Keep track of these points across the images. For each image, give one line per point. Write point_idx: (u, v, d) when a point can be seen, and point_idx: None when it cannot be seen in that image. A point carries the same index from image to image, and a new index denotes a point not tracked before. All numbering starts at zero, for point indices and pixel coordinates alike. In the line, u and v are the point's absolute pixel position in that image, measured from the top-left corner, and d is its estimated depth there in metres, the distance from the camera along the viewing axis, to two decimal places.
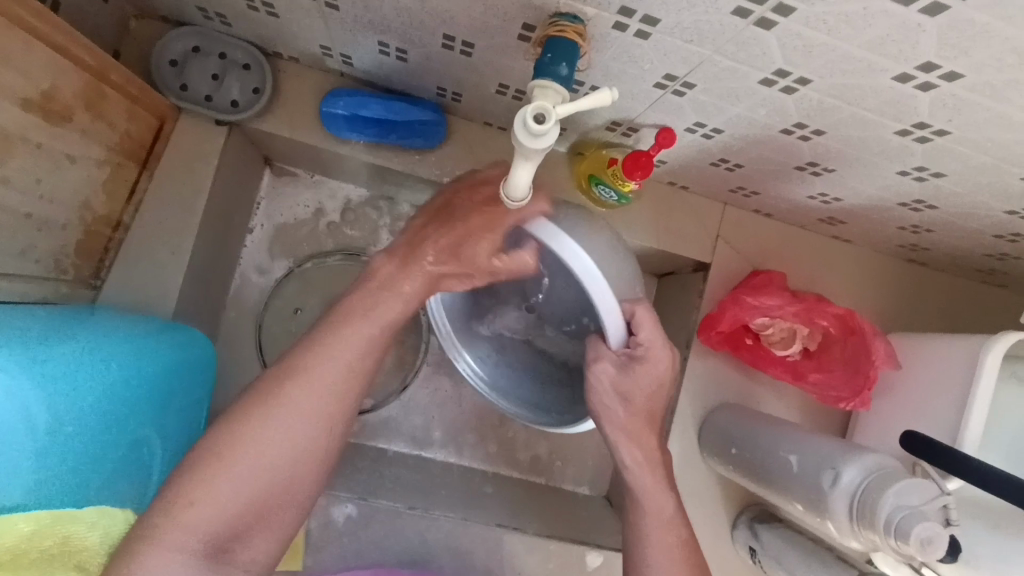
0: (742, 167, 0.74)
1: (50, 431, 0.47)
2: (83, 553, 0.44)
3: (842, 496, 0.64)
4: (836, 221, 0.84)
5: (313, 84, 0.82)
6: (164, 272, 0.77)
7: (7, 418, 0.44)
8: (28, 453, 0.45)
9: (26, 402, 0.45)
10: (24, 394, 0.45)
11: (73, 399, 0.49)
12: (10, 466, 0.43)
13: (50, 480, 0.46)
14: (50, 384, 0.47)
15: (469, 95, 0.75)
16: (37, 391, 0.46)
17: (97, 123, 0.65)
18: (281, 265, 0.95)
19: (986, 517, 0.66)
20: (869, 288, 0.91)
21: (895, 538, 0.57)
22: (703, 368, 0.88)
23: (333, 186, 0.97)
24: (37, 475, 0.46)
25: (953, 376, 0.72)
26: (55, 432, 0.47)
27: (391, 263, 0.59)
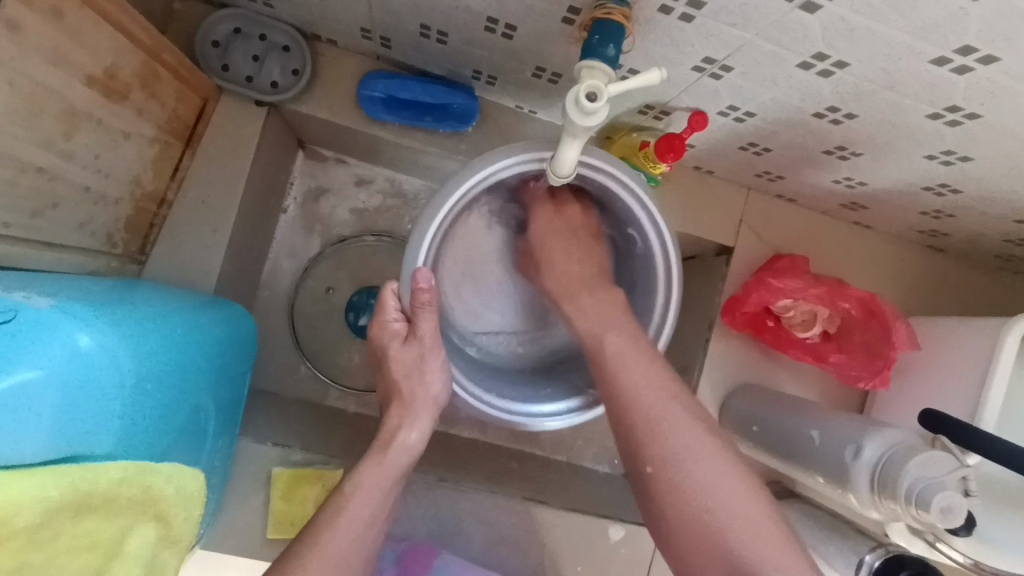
0: (771, 152, 0.76)
1: (132, 387, 0.49)
2: (160, 502, 0.45)
3: (864, 469, 0.66)
4: (858, 206, 0.85)
5: (351, 67, 0.84)
6: (206, 247, 0.80)
7: (99, 373, 0.46)
8: (114, 409, 0.47)
9: (115, 359, 0.47)
10: (114, 353, 0.47)
11: (150, 360, 0.51)
12: (98, 420, 0.46)
13: (130, 436, 0.49)
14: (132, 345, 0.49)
15: (505, 78, 0.77)
16: (123, 351, 0.48)
17: (150, 101, 0.67)
18: (313, 246, 0.98)
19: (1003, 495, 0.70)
20: (887, 274, 0.93)
21: (916, 508, 0.59)
22: (725, 349, 0.90)
23: (364, 168, 0.99)
24: (120, 430, 0.48)
25: (973, 357, 0.74)
26: (135, 389, 0.49)
27: (405, 351, 0.69)
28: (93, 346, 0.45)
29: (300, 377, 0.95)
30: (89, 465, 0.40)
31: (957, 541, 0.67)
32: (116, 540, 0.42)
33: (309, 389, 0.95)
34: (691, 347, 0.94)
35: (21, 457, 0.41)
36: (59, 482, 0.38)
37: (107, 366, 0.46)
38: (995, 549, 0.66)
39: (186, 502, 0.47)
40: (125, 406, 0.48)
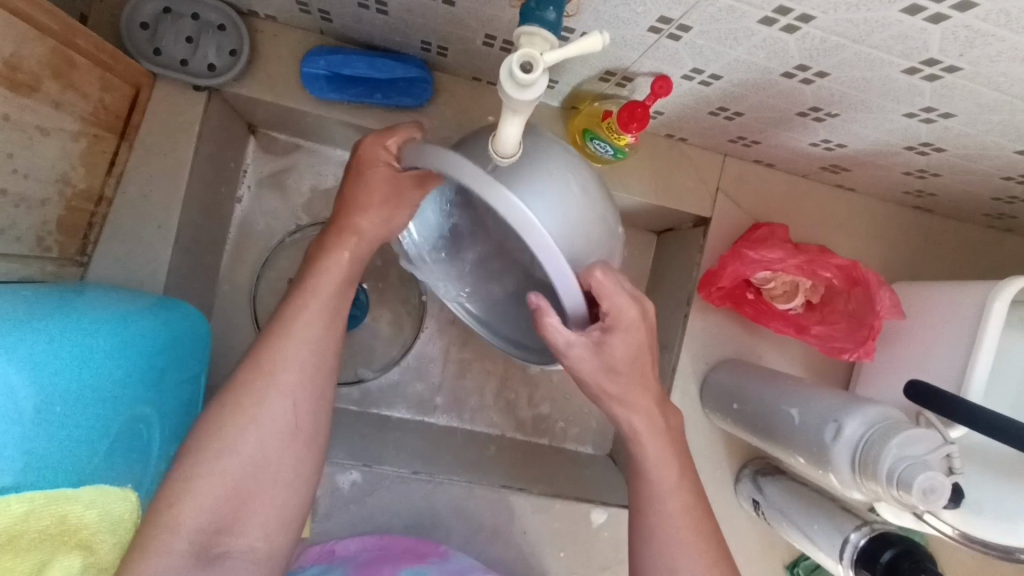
0: (743, 116, 0.71)
1: (38, 410, 0.45)
2: (81, 532, 0.42)
3: (844, 449, 0.62)
4: (839, 168, 0.81)
5: (292, 45, 0.78)
6: (151, 246, 0.76)
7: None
8: (17, 436, 0.44)
9: (9, 383, 0.43)
10: (7, 376, 0.43)
11: (63, 378, 0.48)
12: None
13: (43, 461, 0.45)
14: (35, 366, 0.45)
15: (456, 49, 0.72)
16: (20, 371, 0.44)
17: (68, 92, 0.62)
18: (273, 236, 0.94)
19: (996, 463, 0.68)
20: (873, 236, 0.89)
21: (897, 489, 0.56)
22: (704, 324, 0.87)
23: (322, 151, 0.94)
24: (25, 455, 0.44)
25: (958, 323, 0.71)
26: (44, 411, 0.46)
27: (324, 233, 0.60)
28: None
29: None
30: None
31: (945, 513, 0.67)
32: None
33: None
34: (671, 323, 0.91)
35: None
36: None
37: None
38: (986, 521, 0.64)
39: (115, 527, 0.44)
40: (32, 431, 0.45)
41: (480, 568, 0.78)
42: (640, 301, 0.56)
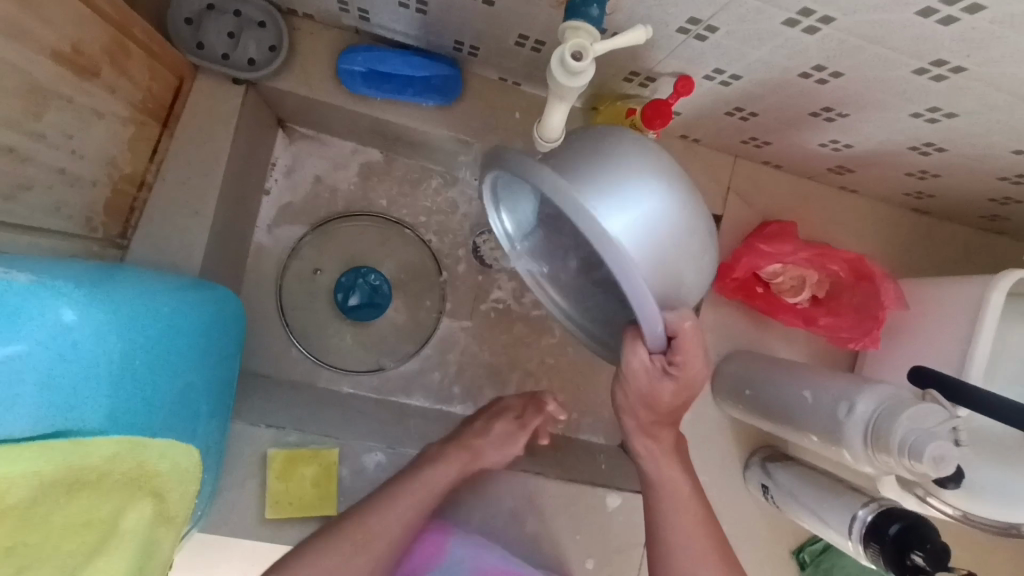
0: (757, 116, 0.76)
1: (120, 358, 0.48)
2: (156, 478, 0.45)
3: (855, 425, 0.66)
4: (844, 169, 0.86)
5: (329, 42, 0.82)
6: (187, 230, 0.78)
7: (81, 348, 0.45)
8: (103, 382, 0.47)
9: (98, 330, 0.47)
10: (94, 326, 0.46)
11: (134, 335, 0.50)
12: (84, 391, 0.45)
13: (123, 407, 0.48)
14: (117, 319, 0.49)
15: (487, 48, 0.76)
16: (105, 324, 0.48)
17: (122, 79, 0.65)
18: (299, 227, 0.97)
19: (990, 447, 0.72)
20: (875, 236, 0.94)
21: (908, 459, 0.60)
22: (715, 316, 0.91)
23: (348, 147, 0.98)
24: (110, 401, 0.47)
25: (959, 313, 0.75)
26: (124, 361, 0.49)
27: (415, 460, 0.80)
28: (73, 319, 0.45)
29: (292, 359, 0.95)
30: (80, 441, 0.39)
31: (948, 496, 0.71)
32: (113, 517, 0.42)
33: (301, 370, 0.95)
34: None
35: (8, 435, 0.40)
36: (51, 458, 0.38)
37: (86, 339, 0.46)
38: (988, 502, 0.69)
39: (183, 478, 0.47)
40: (115, 379, 0.48)
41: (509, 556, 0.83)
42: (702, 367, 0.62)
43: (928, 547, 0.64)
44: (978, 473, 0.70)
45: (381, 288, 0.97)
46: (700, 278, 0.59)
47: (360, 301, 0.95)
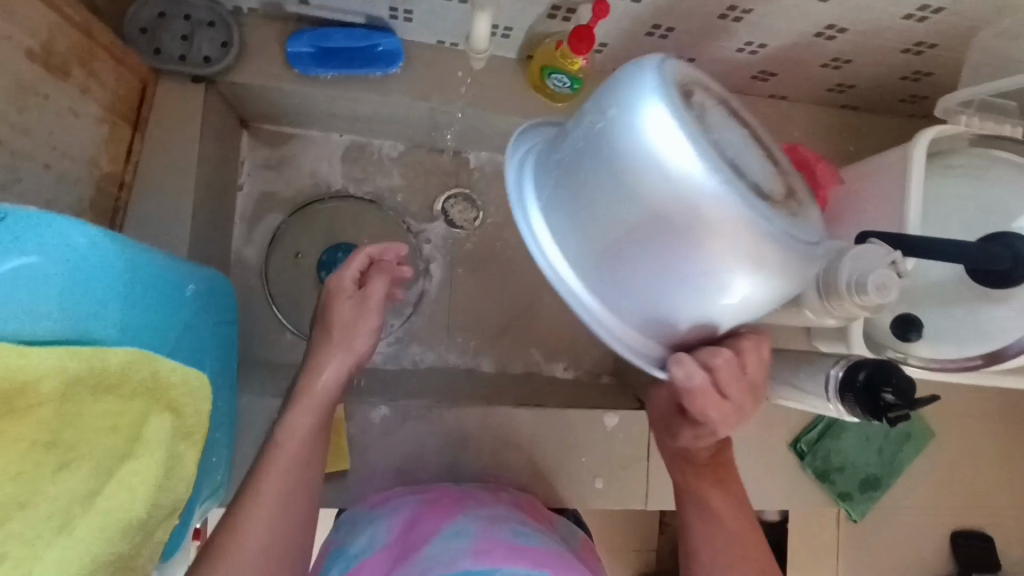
0: (675, 31, 0.83)
1: (129, 292, 0.52)
2: (172, 390, 0.49)
3: (808, 282, 0.71)
4: (767, 74, 0.93)
5: (275, 32, 0.88)
6: (171, 223, 0.83)
7: (99, 270, 0.50)
8: (114, 305, 0.51)
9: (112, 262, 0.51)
10: (111, 257, 0.51)
11: (142, 273, 0.55)
12: (98, 309, 0.49)
13: (132, 334, 0.53)
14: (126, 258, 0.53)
15: (421, 10, 0.83)
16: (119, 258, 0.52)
17: (90, 80, 0.71)
18: (277, 217, 1.02)
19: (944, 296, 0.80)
20: (811, 136, 1.01)
21: (857, 294, 0.65)
22: None
23: (311, 136, 1.04)
24: (121, 325, 0.52)
25: (890, 178, 0.82)
26: (133, 296, 0.53)
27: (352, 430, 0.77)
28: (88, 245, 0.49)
29: (288, 341, 1.00)
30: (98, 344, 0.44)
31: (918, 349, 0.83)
32: (136, 424, 0.47)
33: (298, 351, 1.00)
34: None
35: (35, 333, 0.45)
36: (73, 356, 0.42)
37: (99, 261, 0.50)
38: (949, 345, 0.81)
39: (198, 396, 0.51)
40: (124, 307, 0.52)
41: (521, 523, 0.73)
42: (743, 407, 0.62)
43: (892, 385, 0.69)
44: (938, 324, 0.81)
45: None
46: (753, 309, 0.57)
47: None
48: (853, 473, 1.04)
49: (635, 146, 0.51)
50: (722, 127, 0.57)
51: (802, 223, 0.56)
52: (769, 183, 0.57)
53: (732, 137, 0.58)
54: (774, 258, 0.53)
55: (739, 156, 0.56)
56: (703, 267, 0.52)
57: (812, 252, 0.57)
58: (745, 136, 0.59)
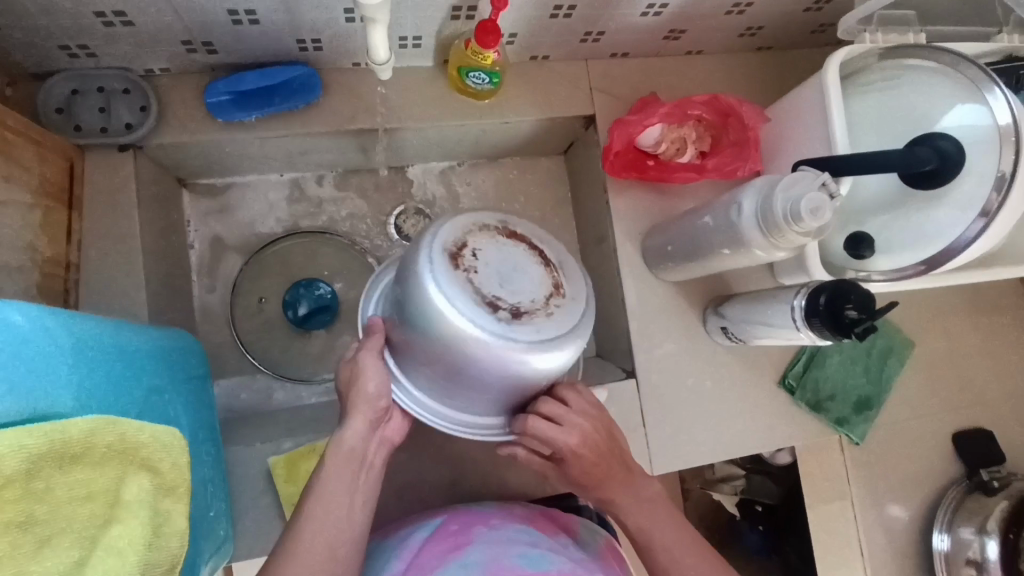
0: (576, 8, 0.86)
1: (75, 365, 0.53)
2: (142, 450, 0.49)
3: (749, 221, 0.73)
4: (677, 32, 0.96)
5: (192, 86, 0.89)
6: (126, 294, 0.83)
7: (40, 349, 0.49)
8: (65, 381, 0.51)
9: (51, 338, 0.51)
10: (49, 334, 0.51)
11: (84, 345, 0.55)
12: (51, 387, 0.49)
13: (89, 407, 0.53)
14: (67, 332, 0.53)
15: (329, 37, 0.84)
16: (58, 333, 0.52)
17: (13, 166, 0.71)
18: (235, 268, 1.02)
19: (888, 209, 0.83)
20: (734, 83, 1.03)
21: (795, 222, 0.67)
22: (624, 202, 1.00)
23: (253, 182, 1.04)
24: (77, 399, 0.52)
25: (811, 107, 0.85)
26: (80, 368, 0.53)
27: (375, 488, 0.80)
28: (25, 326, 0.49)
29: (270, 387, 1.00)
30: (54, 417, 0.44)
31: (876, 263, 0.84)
32: (112, 487, 0.47)
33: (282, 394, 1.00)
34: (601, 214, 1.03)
35: None
36: (31, 435, 0.42)
37: (39, 339, 0.50)
38: (901, 254, 0.83)
39: (170, 449, 0.51)
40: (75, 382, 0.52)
41: (531, 546, 0.73)
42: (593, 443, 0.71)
43: (855, 299, 0.73)
44: (889, 234, 0.83)
45: (327, 297, 1.00)
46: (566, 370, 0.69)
47: (308, 309, 0.99)
48: (844, 399, 1.04)
49: (415, 314, 0.65)
50: (488, 250, 0.66)
51: (549, 326, 0.64)
52: (528, 298, 0.65)
53: (515, 252, 0.67)
54: (537, 352, 0.64)
55: (510, 278, 0.65)
56: (496, 386, 0.69)
57: (576, 343, 0.67)
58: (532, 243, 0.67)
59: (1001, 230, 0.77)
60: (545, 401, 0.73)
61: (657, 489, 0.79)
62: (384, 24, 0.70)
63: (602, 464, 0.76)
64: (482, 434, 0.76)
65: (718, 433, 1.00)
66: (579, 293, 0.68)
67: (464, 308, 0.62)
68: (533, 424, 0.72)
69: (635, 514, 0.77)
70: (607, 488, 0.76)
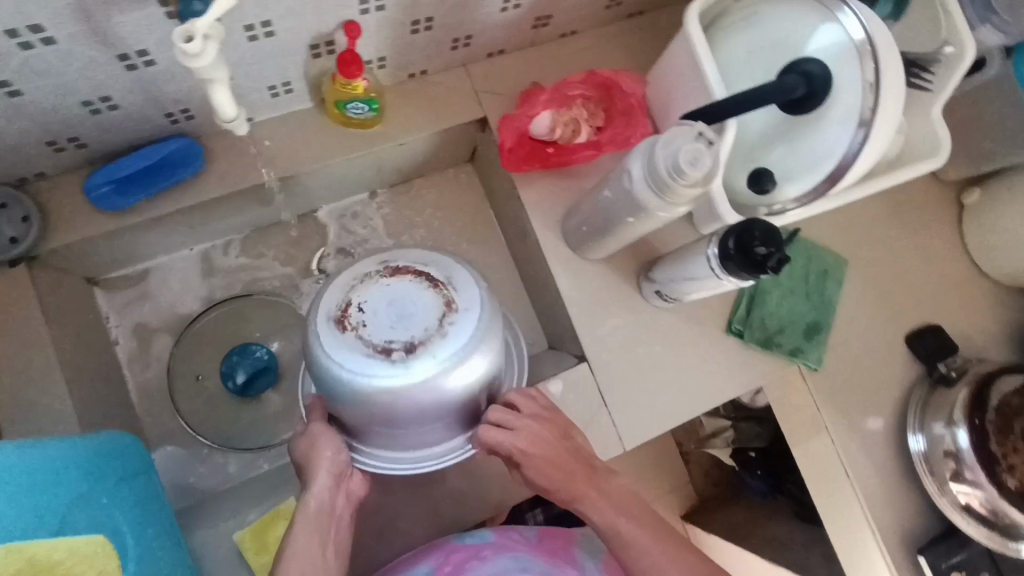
0: (434, 18, 0.86)
1: None
2: (58, 567, 0.52)
3: (640, 184, 0.75)
4: (544, 18, 0.97)
5: (72, 183, 0.86)
6: (52, 410, 0.80)
7: None
8: None
9: None
10: None
11: None
12: None
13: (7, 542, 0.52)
14: None
15: (196, 102, 0.83)
16: None
17: None
18: (169, 353, 0.99)
19: (777, 138, 0.85)
20: (614, 54, 1.05)
21: (679, 176, 0.69)
22: (536, 193, 1.00)
23: (166, 263, 1.02)
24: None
25: (684, 59, 0.87)
26: None
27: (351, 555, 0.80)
28: None
29: (232, 464, 0.98)
30: None
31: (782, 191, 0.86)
32: None
33: (246, 468, 0.98)
34: (518, 211, 1.04)
35: None
36: None
37: None
38: (801, 176, 0.84)
39: None
40: None
41: None
42: (541, 426, 0.83)
43: (761, 234, 0.74)
44: (783, 161, 0.85)
45: (266, 360, 0.99)
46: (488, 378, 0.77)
47: (247, 375, 0.97)
48: (794, 328, 1.06)
49: (332, 386, 0.72)
50: (369, 298, 0.72)
51: (446, 345, 0.70)
52: (420, 328, 0.71)
53: (400, 289, 0.72)
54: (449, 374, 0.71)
55: (401, 315, 0.71)
56: (436, 418, 0.75)
57: (483, 348, 0.73)
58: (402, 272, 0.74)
59: (886, 136, 0.80)
60: (495, 410, 0.82)
61: (623, 488, 0.87)
62: (227, 82, 0.68)
63: (558, 460, 0.84)
64: (452, 458, 0.83)
65: (679, 391, 1.01)
66: (472, 303, 0.74)
67: (365, 364, 0.69)
68: (489, 435, 0.81)
69: (605, 516, 0.84)
70: (572, 487, 0.84)
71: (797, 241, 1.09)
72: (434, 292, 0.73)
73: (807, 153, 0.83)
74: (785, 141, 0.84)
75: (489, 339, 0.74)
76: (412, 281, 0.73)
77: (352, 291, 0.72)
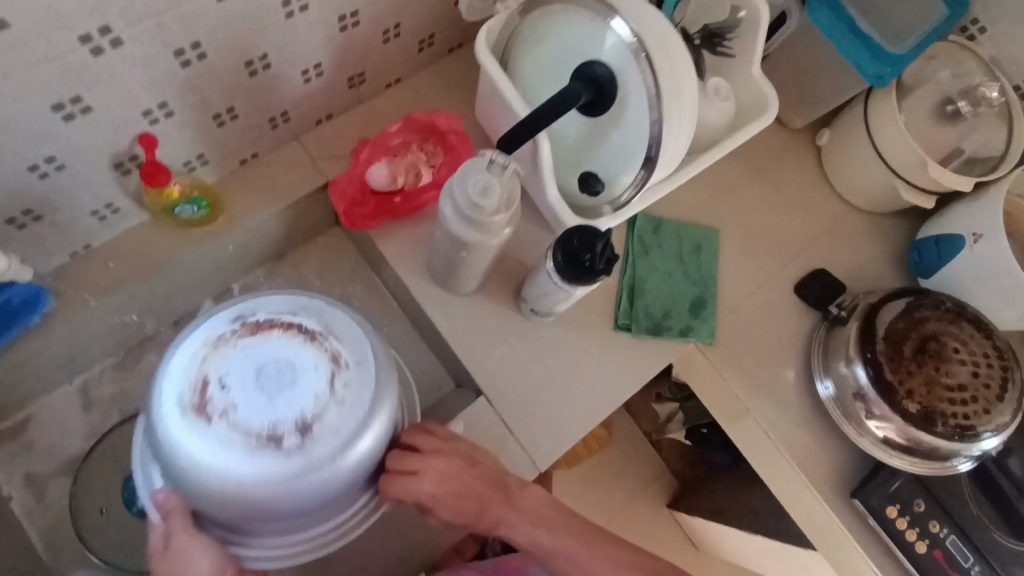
0: (238, 107, 0.88)
1: None
2: None
3: (453, 222, 0.75)
4: (358, 77, 0.99)
5: None
6: None
7: None
8: None
9: None
10: None
11: None
12: None
13: None
14: None
15: (17, 244, 0.83)
16: None
17: None
18: (68, 492, 0.98)
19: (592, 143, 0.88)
20: (441, 93, 1.07)
21: (481, 206, 0.72)
22: (395, 244, 1.01)
23: (48, 403, 1.00)
24: None
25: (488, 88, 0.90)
26: None
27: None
28: None
29: None
30: None
31: (611, 192, 0.90)
32: None
33: None
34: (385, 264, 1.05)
35: None
36: None
37: None
38: (622, 174, 0.88)
39: None
40: None
41: None
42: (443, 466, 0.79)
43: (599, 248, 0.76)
44: (604, 164, 0.88)
45: None
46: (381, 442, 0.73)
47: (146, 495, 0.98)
48: (679, 310, 1.08)
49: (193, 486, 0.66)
50: (230, 371, 0.67)
51: (336, 420, 0.67)
52: (306, 402, 0.67)
53: (276, 355, 0.69)
54: (339, 452, 0.67)
55: (277, 386, 0.67)
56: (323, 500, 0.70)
57: (379, 412, 0.71)
58: (285, 344, 0.69)
59: (688, 117, 0.85)
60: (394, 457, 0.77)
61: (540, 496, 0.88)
62: None
63: (467, 490, 0.81)
64: (356, 526, 0.79)
65: (581, 397, 1.02)
66: (362, 354, 0.72)
67: (237, 455, 0.64)
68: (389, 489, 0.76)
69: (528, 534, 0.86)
70: (488, 512, 0.83)
71: (666, 225, 1.12)
72: (322, 356, 0.70)
73: (620, 151, 0.86)
74: (599, 143, 0.87)
75: (382, 401, 0.71)
76: (284, 338, 0.70)
77: (210, 365, 0.67)
